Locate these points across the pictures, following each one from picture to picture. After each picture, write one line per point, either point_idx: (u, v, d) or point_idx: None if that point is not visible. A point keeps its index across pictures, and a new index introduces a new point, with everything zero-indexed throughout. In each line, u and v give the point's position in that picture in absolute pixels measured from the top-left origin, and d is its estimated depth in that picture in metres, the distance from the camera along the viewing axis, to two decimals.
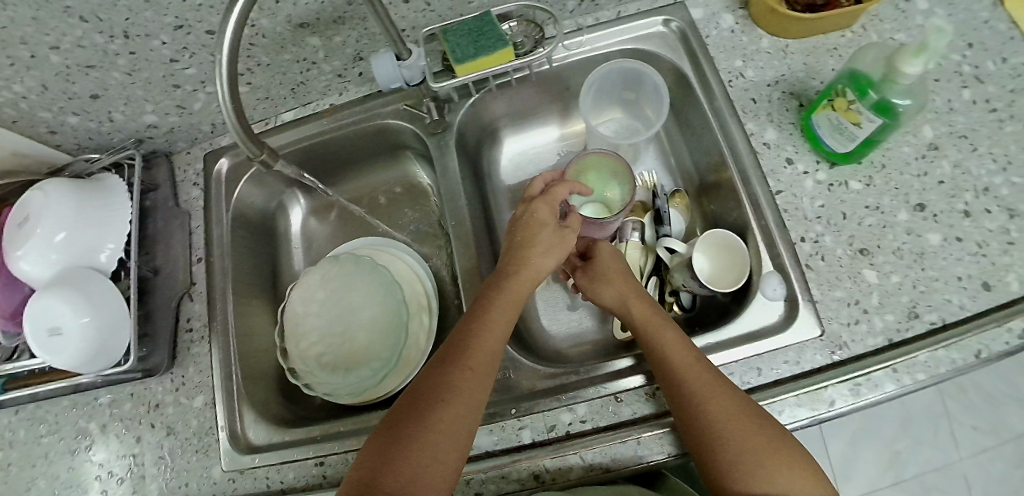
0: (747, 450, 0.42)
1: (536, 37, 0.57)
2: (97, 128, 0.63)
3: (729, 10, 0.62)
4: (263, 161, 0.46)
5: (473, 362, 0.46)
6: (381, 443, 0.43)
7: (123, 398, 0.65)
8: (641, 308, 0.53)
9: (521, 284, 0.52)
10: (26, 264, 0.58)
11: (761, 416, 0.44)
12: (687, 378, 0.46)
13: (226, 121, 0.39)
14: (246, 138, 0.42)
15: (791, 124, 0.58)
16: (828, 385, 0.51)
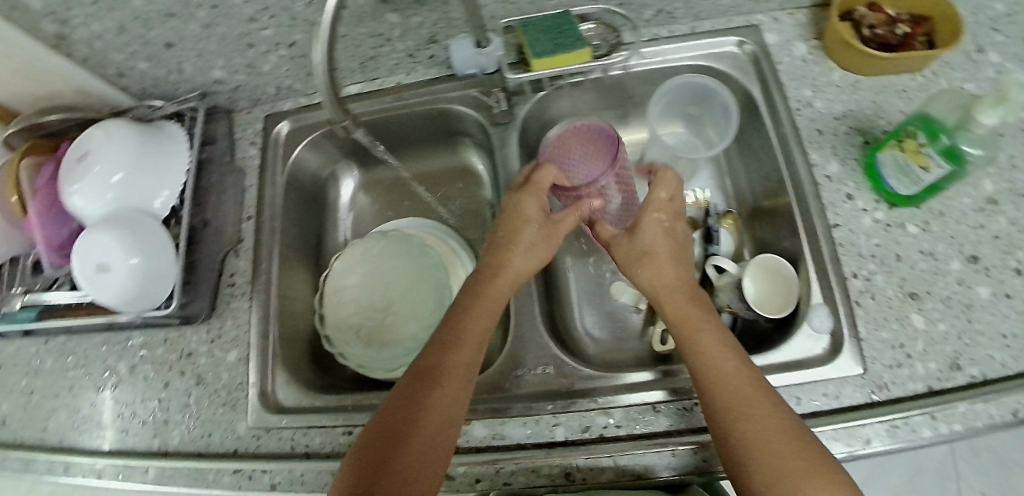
0: (777, 464, 0.40)
1: (612, 41, 0.59)
2: (165, 77, 0.63)
3: (803, 40, 0.61)
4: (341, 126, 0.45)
5: (444, 375, 0.46)
6: (367, 456, 0.42)
7: (156, 343, 0.66)
8: (676, 302, 0.51)
9: (496, 289, 0.53)
10: (80, 199, 0.58)
11: (797, 430, 0.41)
12: (716, 383, 0.45)
13: (319, 83, 0.38)
14: (333, 100, 0.41)
15: (854, 160, 0.58)
16: (867, 422, 0.51)
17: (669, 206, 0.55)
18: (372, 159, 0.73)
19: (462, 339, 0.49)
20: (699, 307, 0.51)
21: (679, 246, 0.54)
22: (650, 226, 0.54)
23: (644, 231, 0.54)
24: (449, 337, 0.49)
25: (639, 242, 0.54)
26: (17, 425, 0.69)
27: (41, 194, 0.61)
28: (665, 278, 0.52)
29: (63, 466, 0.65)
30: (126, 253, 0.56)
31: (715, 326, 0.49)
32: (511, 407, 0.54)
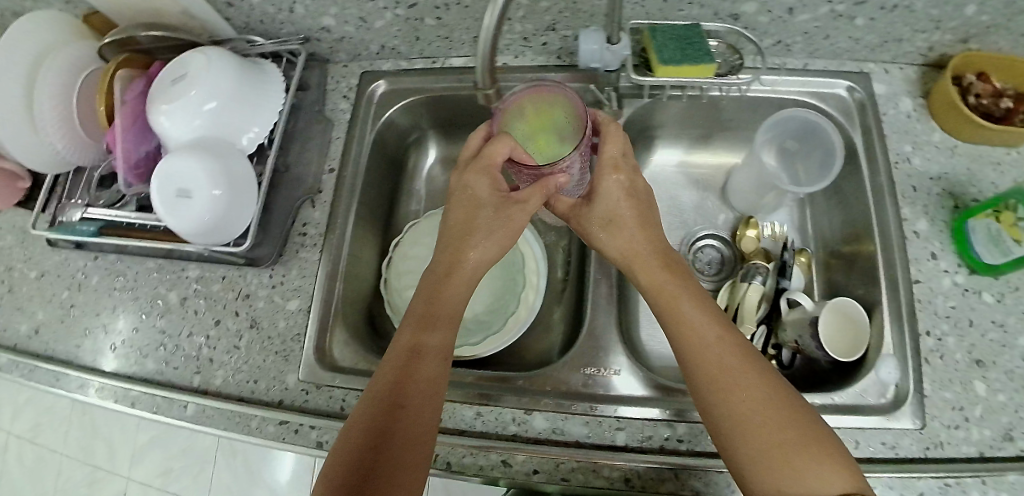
0: (769, 445, 0.39)
1: (733, 62, 0.58)
2: (274, 15, 0.61)
3: (911, 95, 0.63)
4: (482, 93, 0.45)
5: (430, 349, 0.45)
6: (357, 444, 0.40)
7: (213, 278, 0.65)
8: (652, 274, 0.49)
9: (457, 284, 0.48)
10: (169, 121, 0.57)
11: (788, 404, 0.41)
12: (700, 361, 0.44)
13: (480, 51, 0.38)
14: (486, 65, 0.40)
15: (942, 221, 0.59)
16: (922, 475, 0.51)
17: (623, 164, 0.52)
18: (457, 135, 0.73)
19: (429, 323, 0.46)
20: (679, 279, 0.48)
21: (642, 204, 0.52)
22: (609, 188, 0.51)
23: (607, 192, 0.51)
24: (422, 321, 0.46)
25: (598, 210, 0.52)
26: (55, 336, 0.69)
27: (129, 108, 0.59)
28: (632, 243, 0.50)
29: (95, 387, 0.64)
30: (210, 183, 0.54)
31: (693, 293, 0.47)
32: (576, 403, 0.53)
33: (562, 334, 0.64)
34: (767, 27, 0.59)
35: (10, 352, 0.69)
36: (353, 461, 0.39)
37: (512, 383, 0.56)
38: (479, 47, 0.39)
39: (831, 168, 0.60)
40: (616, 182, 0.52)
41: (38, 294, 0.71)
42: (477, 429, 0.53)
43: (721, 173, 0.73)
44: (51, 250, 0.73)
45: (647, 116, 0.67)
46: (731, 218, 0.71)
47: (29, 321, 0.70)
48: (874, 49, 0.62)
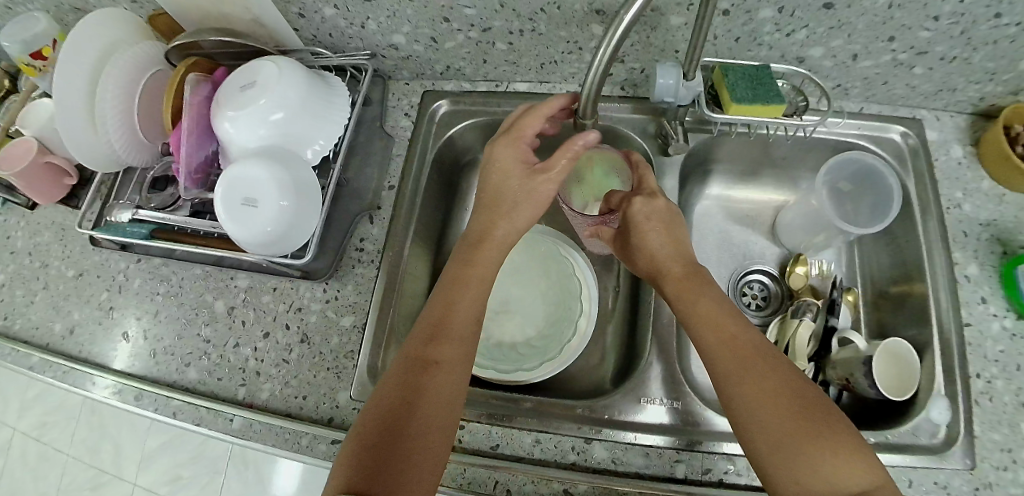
0: (789, 437, 0.40)
1: (799, 104, 0.61)
2: (344, 29, 0.63)
3: (961, 143, 0.66)
4: (578, 124, 0.51)
5: (445, 347, 0.46)
6: (382, 422, 0.41)
7: (263, 289, 0.64)
8: (671, 277, 0.52)
9: (484, 257, 0.51)
10: (234, 128, 0.56)
11: (807, 397, 0.42)
12: (718, 359, 0.45)
13: (589, 77, 0.43)
14: (594, 87, 0.44)
15: (990, 266, 0.61)
16: None
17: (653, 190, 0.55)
18: None
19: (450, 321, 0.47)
20: (696, 280, 0.51)
21: (670, 224, 0.54)
22: (638, 218, 0.54)
23: (633, 222, 0.54)
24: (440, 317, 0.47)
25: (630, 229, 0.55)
26: (92, 337, 0.67)
27: (193, 112, 0.59)
28: (660, 260, 0.53)
29: (133, 394, 0.62)
30: (281, 191, 0.55)
31: (713, 294, 0.50)
32: (636, 434, 0.52)
33: (615, 360, 0.65)
34: (832, 71, 0.63)
35: (43, 351, 0.67)
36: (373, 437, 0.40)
37: (570, 409, 0.55)
38: (588, 73, 0.43)
39: (889, 211, 0.63)
40: (642, 210, 0.54)
41: (75, 293, 0.70)
42: (535, 456, 0.52)
43: (771, 209, 0.77)
44: (94, 249, 0.72)
45: (707, 150, 0.70)
46: (780, 254, 0.75)
47: (65, 321, 0.69)
48: (928, 96, 0.65)
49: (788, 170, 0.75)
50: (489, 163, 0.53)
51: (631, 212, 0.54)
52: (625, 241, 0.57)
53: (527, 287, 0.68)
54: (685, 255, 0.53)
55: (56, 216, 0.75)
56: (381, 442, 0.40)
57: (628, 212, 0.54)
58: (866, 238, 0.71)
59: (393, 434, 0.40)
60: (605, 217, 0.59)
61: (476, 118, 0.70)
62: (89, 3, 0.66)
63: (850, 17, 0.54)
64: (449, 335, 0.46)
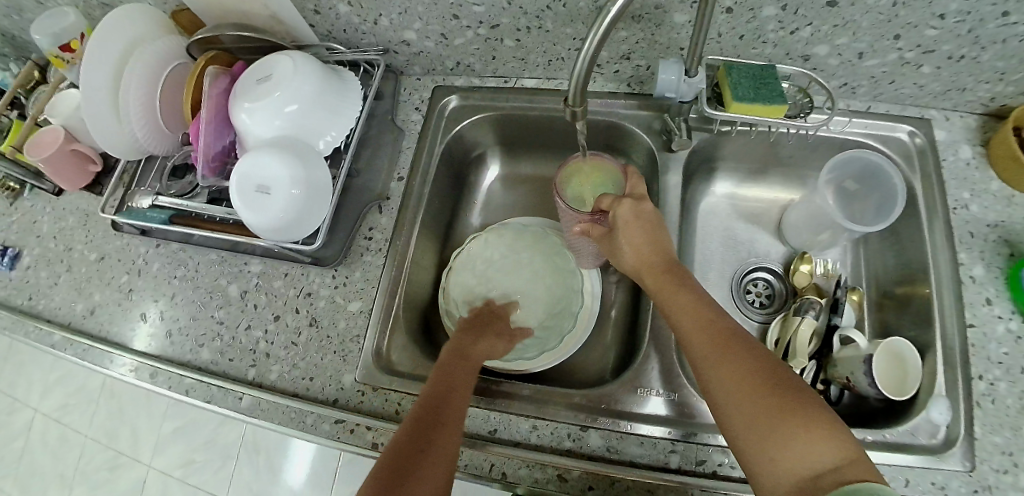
0: (759, 415, 0.41)
1: (804, 104, 0.62)
2: (357, 25, 0.65)
3: (970, 143, 0.66)
4: (568, 113, 0.46)
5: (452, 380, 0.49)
6: (416, 420, 0.45)
7: (275, 274, 0.67)
8: (652, 272, 0.54)
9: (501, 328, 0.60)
10: (251, 119, 0.58)
11: (784, 379, 0.42)
12: (694, 345, 0.47)
13: (573, 74, 0.41)
14: (578, 86, 0.42)
15: (998, 269, 0.61)
16: None
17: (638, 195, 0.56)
18: (518, 153, 0.78)
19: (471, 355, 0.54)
20: (674, 274, 0.53)
21: (654, 223, 0.55)
22: (626, 216, 0.55)
23: (621, 222, 0.55)
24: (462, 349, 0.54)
25: (616, 238, 0.56)
26: (112, 317, 0.70)
27: (212, 104, 0.61)
28: (645, 254, 0.54)
29: (150, 371, 0.65)
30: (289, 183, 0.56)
31: (689, 284, 0.52)
32: (630, 421, 0.53)
33: (615, 353, 0.66)
34: (836, 69, 0.63)
35: (66, 330, 0.70)
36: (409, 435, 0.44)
37: (568, 398, 0.56)
38: (575, 66, 0.41)
39: (893, 209, 0.63)
40: (629, 211, 0.55)
41: (97, 275, 0.74)
42: (531, 441, 0.53)
43: (777, 207, 0.77)
44: (116, 233, 0.75)
45: (711, 149, 0.71)
46: (785, 252, 0.75)
47: (87, 302, 0.72)
48: (936, 96, 0.65)
49: (795, 170, 0.75)
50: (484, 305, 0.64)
51: (618, 215, 0.55)
52: (609, 239, 0.57)
53: (531, 279, 0.68)
54: (668, 252, 0.55)
55: (81, 201, 0.79)
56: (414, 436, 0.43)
57: (614, 213, 0.55)
58: (872, 238, 0.71)
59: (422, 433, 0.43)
60: (594, 217, 0.58)
61: (485, 113, 0.71)
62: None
63: (853, 15, 0.54)
64: (452, 374, 0.50)
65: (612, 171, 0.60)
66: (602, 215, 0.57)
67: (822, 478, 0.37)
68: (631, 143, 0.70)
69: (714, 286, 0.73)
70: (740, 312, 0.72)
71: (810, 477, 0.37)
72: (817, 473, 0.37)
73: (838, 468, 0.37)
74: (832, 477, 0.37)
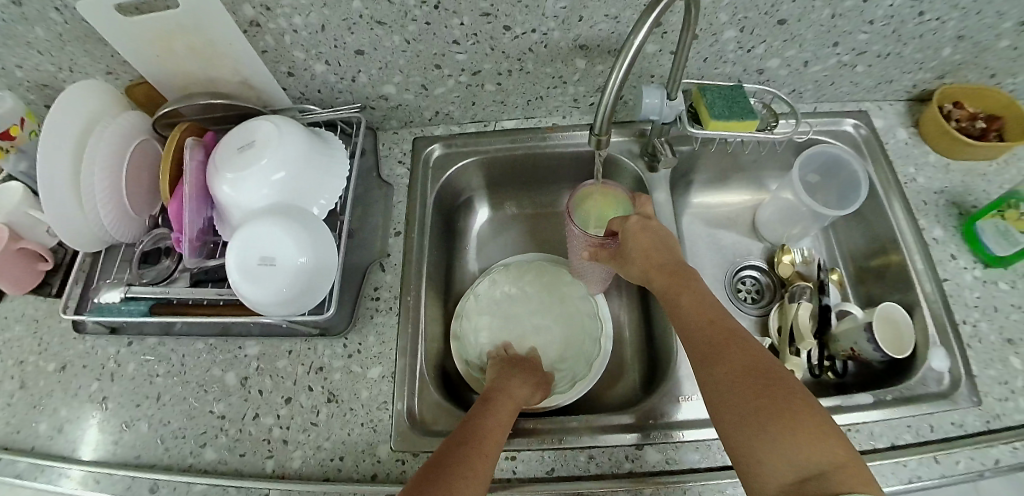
0: (753, 419, 0.43)
1: (769, 121, 0.66)
2: (333, 84, 0.64)
3: (903, 126, 0.76)
4: (592, 141, 0.48)
5: (485, 431, 0.46)
6: (443, 455, 0.43)
7: (277, 354, 0.62)
8: (656, 278, 0.55)
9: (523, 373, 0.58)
10: (234, 191, 0.55)
11: (781, 383, 0.44)
12: (699, 346, 0.49)
13: (605, 99, 0.44)
14: (607, 115, 0.46)
15: (953, 227, 0.69)
16: (993, 444, 0.55)
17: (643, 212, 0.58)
18: (503, 194, 0.78)
19: (497, 398, 0.52)
20: (681, 279, 0.54)
21: (659, 233, 0.56)
22: (633, 229, 0.56)
23: (631, 235, 0.56)
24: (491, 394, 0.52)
25: (625, 248, 0.57)
26: (87, 433, 0.61)
27: (192, 178, 0.57)
28: (655, 257, 0.55)
29: (147, 485, 0.57)
30: (265, 258, 0.53)
31: (695, 289, 0.53)
32: (681, 431, 0.54)
33: (638, 370, 0.68)
34: (787, 78, 0.69)
35: (30, 456, 0.61)
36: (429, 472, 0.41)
37: (617, 421, 0.56)
38: (604, 94, 0.44)
39: (857, 197, 0.70)
40: (636, 222, 0.56)
41: (61, 388, 0.64)
42: (593, 472, 0.52)
43: (748, 209, 0.83)
44: (77, 336, 0.67)
45: (687, 163, 0.76)
46: (765, 247, 0.81)
47: (51, 420, 0.63)
48: (868, 90, 0.75)
49: (760, 172, 0.82)
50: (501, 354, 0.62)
51: (626, 227, 0.56)
52: (618, 253, 0.58)
53: (541, 311, 0.68)
54: (677, 256, 0.56)
55: (27, 308, 0.69)
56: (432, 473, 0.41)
57: (622, 226, 0.57)
58: (839, 225, 0.79)
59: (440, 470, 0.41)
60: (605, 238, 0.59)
61: (471, 158, 0.71)
62: (58, 79, 0.63)
63: (800, 28, 0.61)
64: (481, 424, 0.47)
65: (621, 199, 0.62)
66: (613, 236, 0.58)
67: (809, 480, 0.39)
68: (616, 170, 0.73)
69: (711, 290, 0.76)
70: (741, 309, 0.75)
71: (797, 480, 0.40)
72: (804, 476, 0.40)
73: (824, 473, 0.39)
74: (819, 481, 0.39)
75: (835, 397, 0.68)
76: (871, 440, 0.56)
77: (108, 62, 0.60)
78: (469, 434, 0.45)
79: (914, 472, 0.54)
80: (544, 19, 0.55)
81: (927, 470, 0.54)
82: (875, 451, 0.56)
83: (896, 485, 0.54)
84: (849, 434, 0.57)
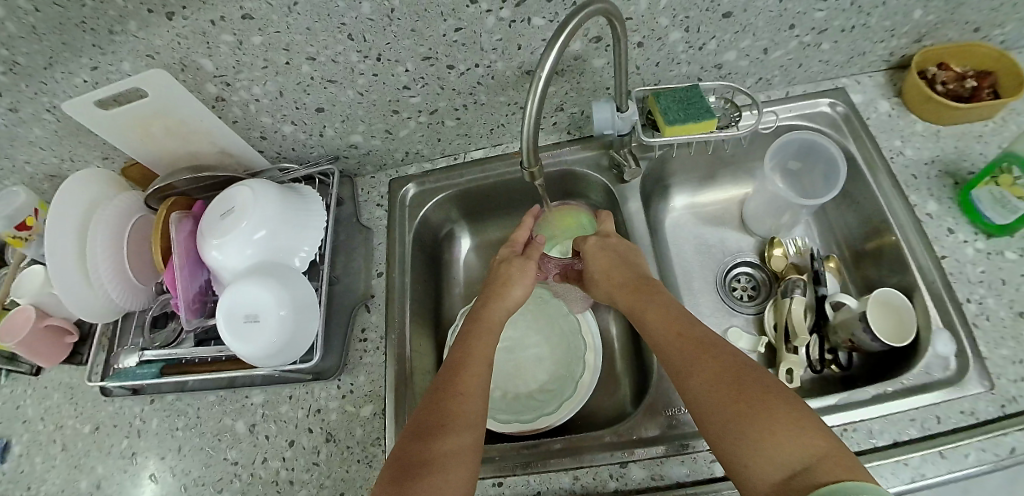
0: (729, 424, 0.42)
1: (733, 115, 0.66)
2: (305, 141, 0.68)
3: (885, 98, 0.74)
4: (527, 174, 0.51)
5: (462, 386, 0.48)
6: (410, 450, 0.44)
7: (279, 400, 0.65)
8: (623, 295, 0.56)
9: (496, 310, 0.56)
10: (218, 252, 0.59)
11: (756, 382, 0.43)
12: (670, 356, 0.48)
13: (525, 136, 0.46)
14: (531, 147, 0.48)
15: (949, 199, 0.66)
16: (1006, 432, 0.52)
17: (603, 233, 0.62)
18: (484, 221, 0.80)
19: (468, 360, 0.51)
20: (646, 294, 0.54)
21: (621, 250, 0.60)
22: (593, 250, 0.61)
23: (590, 254, 0.61)
24: (458, 358, 0.51)
25: (589, 266, 0.61)
26: (118, 488, 0.66)
27: (181, 248, 0.62)
28: (614, 275, 0.58)
29: None
30: (253, 311, 0.57)
31: (659, 301, 0.53)
32: (667, 445, 0.53)
33: (630, 382, 0.67)
34: (749, 69, 0.68)
35: None
36: (400, 468, 0.43)
37: (602, 438, 0.56)
38: (523, 132, 0.46)
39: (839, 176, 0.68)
40: (595, 244, 0.62)
41: (95, 447, 0.70)
42: (580, 493, 0.52)
43: (735, 204, 0.82)
44: (106, 400, 0.73)
45: (662, 167, 0.75)
46: (756, 241, 0.79)
47: (89, 477, 0.68)
48: (842, 66, 0.72)
49: (740, 165, 0.80)
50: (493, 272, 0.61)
51: (585, 246, 0.62)
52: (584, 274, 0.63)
53: (527, 333, 0.70)
54: (638, 271, 0.57)
55: (62, 376, 0.76)
56: (404, 469, 0.43)
57: (583, 246, 0.62)
58: (829, 209, 0.76)
59: (412, 469, 0.42)
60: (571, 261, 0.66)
61: (445, 192, 0.74)
62: (63, 168, 0.70)
63: (748, 19, 0.59)
64: (448, 404, 0.47)
65: (584, 216, 0.70)
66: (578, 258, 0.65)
67: (796, 478, 0.38)
68: (588, 184, 0.73)
69: (702, 291, 0.75)
70: (735, 306, 0.73)
71: (783, 479, 0.38)
72: (790, 473, 0.38)
73: (809, 468, 0.38)
74: (804, 478, 0.37)
75: (842, 391, 0.66)
76: (871, 439, 0.54)
77: (102, 148, 0.66)
78: (432, 430, 0.45)
79: (918, 470, 0.52)
80: (483, 54, 0.56)
81: (932, 467, 0.52)
82: (876, 450, 0.54)
83: (900, 486, 0.52)
84: (849, 433, 0.55)
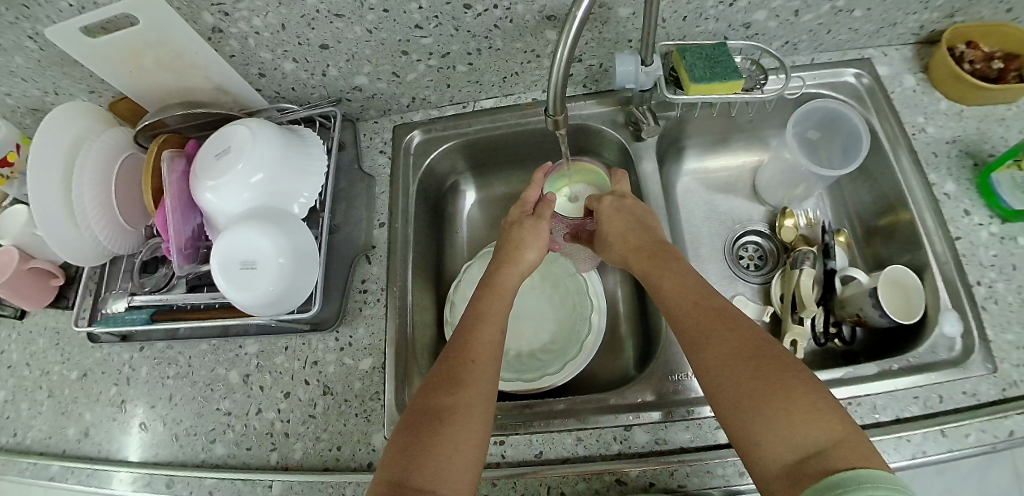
0: (744, 398, 0.40)
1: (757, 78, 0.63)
2: (306, 80, 0.65)
3: (911, 72, 0.71)
4: (550, 123, 0.49)
5: (474, 352, 0.47)
6: (416, 417, 0.43)
7: (274, 351, 0.64)
8: (637, 262, 0.55)
9: (508, 272, 0.55)
10: (214, 197, 0.56)
11: (774, 357, 0.42)
12: (684, 326, 0.47)
13: (553, 82, 0.43)
14: (558, 94, 0.45)
15: (967, 180, 0.64)
16: (1009, 414, 0.52)
17: (619, 195, 0.60)
18: (490, 175, 0.78)
19: (478, 324, 0.49)
20: (662, 261, 0.53)
21: (638, 213, 0.58)
22: (608, 211, 0.59)
23: (604, 215, 0.60)
24: (468, 324, 0.50)
25: (602, 229, 0.60)
26: (108, 434, 0.65)
27: (174, 190, 0.59)
28: (631, 239, 0.56)
29: (164, 481, 0.60)
30: (247, 262, 0.54)
31: (676, 268, 0.51)
32: (671, 410, 0.53)
33: (633, 348, 0.66)
34: (777, 30, 0.65)
35: (62, 459, 0.65)
36: (406, 436, 0.41)
37: (606, 402, 0.55)
38: (550, 76, 0.43)
39: (859, 148, 0.67)
40: (610, 205, 0.60)
41: (83, 393, 0.68)
42: (581, 455, 0.52)
43: (748, 171, 0.80)
44: (93, 346, 0.70)
45: (677, 128, 0.73)
46: (767, 210, 0.77)
47: (78, 424, 0.66)
48: (871, 35, 0.70)
49: (756, 132, 0.78)
50: (504, 234, 0.59)
51: (601, 208, 0.60)
52: (597, 236, 0.61)
53: (533, 296, 0.69)
54: (654, 235, 0.56)
55: (48, 320, 0.73)
56: (411, 436, 0.41)
57: (598, 208, 0.60)
58: (844, 182, 0.75)
59: (419, 437, 0.41)
60: (582, 221, 0.64)
61: (451, 141, 0.71)
62: (47, 101, 0.66)
63: None
64: (457, 370, 0.45)
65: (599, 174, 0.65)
66: (591, 218, 0.63)
67: (810, 460, 0.36)
68: (601, 140, 0.71)
69: (710, 259, 0.73)
70: (741, 273, 0.72)
71: (796, 461, 0.37)
72: (804, 454, 0.37)
73: (824, 451, 0.36)
74: (818, 461, 0.36)
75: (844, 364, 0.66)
76: (874, 414, 0.54)
77: (88, 81, 0.62)
78: (440, 397, 0.43)
79: (918, 447, 0.52)
80: None
81: (933, 445, 0.52)
82: (878, 425, 0.54)
83: (899, 461, 0.52)
84: (851, 407, 0.55)
